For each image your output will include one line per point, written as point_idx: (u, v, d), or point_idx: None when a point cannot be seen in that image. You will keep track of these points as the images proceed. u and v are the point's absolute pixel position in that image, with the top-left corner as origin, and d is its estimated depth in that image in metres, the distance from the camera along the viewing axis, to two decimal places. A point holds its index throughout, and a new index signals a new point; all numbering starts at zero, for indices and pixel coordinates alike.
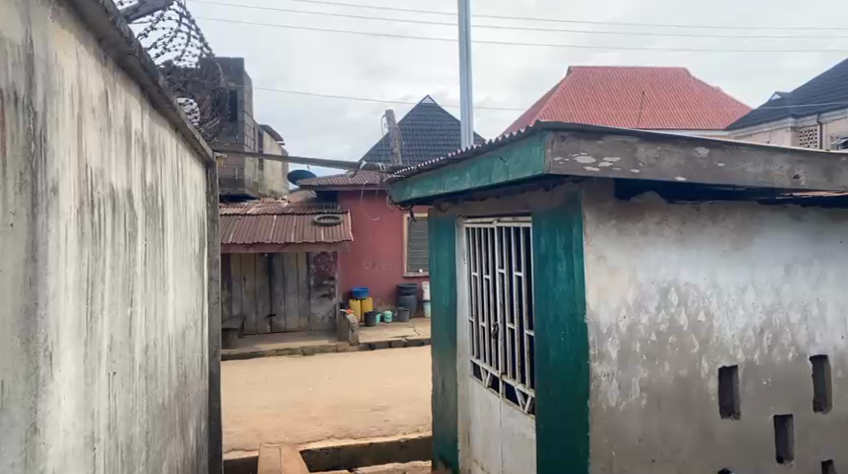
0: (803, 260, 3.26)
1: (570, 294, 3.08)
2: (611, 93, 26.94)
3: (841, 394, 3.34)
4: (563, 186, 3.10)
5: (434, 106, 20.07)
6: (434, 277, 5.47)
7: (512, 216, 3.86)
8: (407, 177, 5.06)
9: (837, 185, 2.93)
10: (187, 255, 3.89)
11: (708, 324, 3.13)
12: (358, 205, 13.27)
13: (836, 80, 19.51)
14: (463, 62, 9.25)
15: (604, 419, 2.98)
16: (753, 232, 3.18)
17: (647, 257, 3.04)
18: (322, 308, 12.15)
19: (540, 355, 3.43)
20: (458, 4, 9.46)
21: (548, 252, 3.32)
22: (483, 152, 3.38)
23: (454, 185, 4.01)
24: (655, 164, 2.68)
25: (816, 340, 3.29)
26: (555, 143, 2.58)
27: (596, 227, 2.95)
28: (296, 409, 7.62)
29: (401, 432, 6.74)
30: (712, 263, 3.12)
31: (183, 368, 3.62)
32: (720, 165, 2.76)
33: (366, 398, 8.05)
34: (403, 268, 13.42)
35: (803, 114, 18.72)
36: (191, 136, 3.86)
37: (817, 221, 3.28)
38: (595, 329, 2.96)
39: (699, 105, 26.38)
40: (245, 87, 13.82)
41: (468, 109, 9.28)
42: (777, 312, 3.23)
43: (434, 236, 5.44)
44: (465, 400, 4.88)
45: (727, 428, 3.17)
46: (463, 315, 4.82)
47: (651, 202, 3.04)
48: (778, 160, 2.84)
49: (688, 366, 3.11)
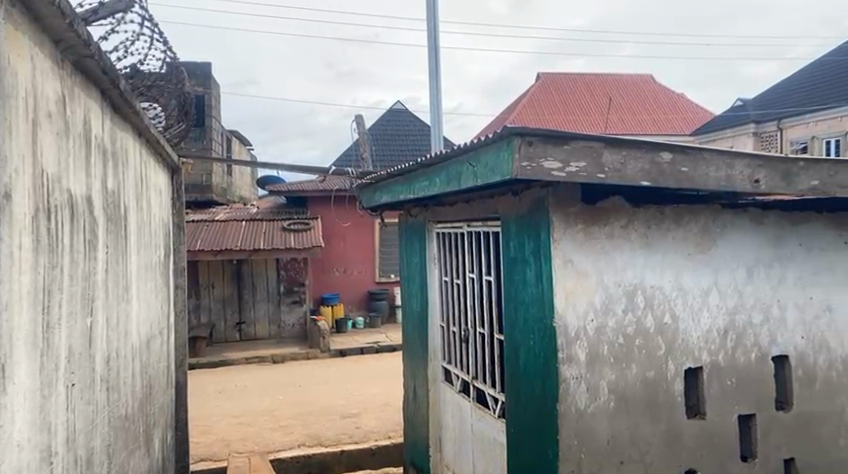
0: (764, 263, 3.33)
1: (538, 297, 3.09)
2: (579, 99, 27.33)
3: (802, 394, 3.40)
4: (531, 191, 3.12)
5: (404, 111, 20.10)
6: (405, 283, 5.45)
7: (481, 220, 3.87)
8: (377, 181, 5.03)
9: (796, 188, 3.00)
10: (152, 262, 3.81)
11: (673, 326, 3.18)
12: (328, 210, 13.18)
13: (793, 86, 20.20)
14: (432, 66, 9.27)
15: (572, 422, 3.00)
16: (716, 235, 3.24)
17: (613, 260, 3.07)
18: (292, 315, 12.04)
19: (509, 359, 3.44)
20: (426, 10, 9.49)
21: (517, 256, 3.33)
22: (452, 156, 3.38)
23: (423, 189, 4.00)
24: (620, 169, 2.72)
25: (777, 341, 3.36)
26: (523, 148, 2.60)
27: (563, 231, 2.98)
28: (266, 418, 7.52)
29: (372, 438, 6.70)
30: (677, 266, 3.17)
31: (148, 378, 3.54)
32: (683, 169, 2.81)
33: (338, 405, 7.99)
34: (375, 274, 13.37)
35: (763, 119, 19.47)
36: (155, 141, 3.80)
37: (776, 224, 3.36)
38: (563, 333, 2.98)
39: (664, 110, 26.95)
40: (212, 91, 13.63)
41: (438, 113, 9.30)
42: (740, 313, 3.29)
43: (404, 241, 5.42)
44: (436, 406, 4.88)
45: (693, 429, 3.22)
46: (435, 320, 4.81)
47: (616, 206, 3.08)
48: (738, 164, 2.90)
49: (655, 368, 3.15)
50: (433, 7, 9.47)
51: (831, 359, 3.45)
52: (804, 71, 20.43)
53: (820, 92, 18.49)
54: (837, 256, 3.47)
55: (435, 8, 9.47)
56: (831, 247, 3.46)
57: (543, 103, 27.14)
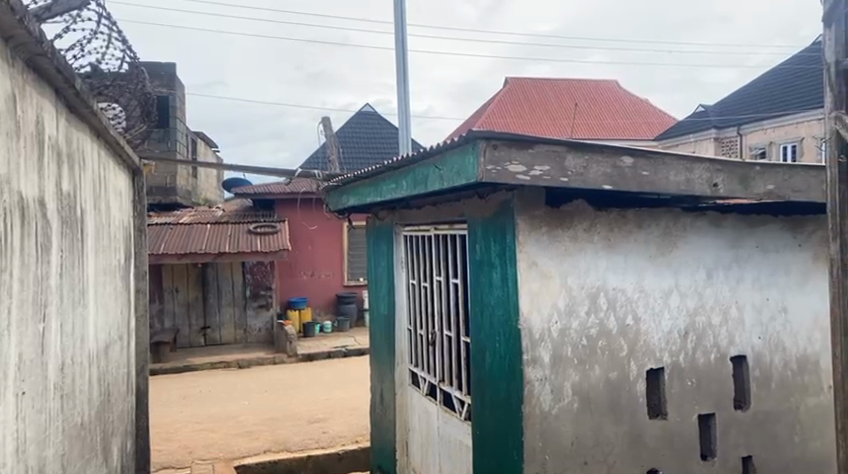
0: (723, 265, 3.41)
1: (504, 299, 3.10)
2: (547, 103, 27.67)
3: (759, 393, 3.48)
4: (497, 194, 3.14)
5: (373, 113, 20.11)
6: (372, 287, 5.43)
7: (448, 223, 3.88)
8: (344, 184, 5.00)
9: (753, 193, 3.07)
10: (111, 266, 3.72)
11: (635, 327, 3.22)
12: (295, 213, 13.07)
13: (753, 91, 20.77)
14: (401, 69, 9.26)
15: (537, 424, 3.01)
16: (677, 238, 3.30)
17: (576, 263, 3.10)
18: (258, 320, 11.88)
19: (475, 361, 3.45)
20: (395, 13, 9.48)
21: (483, 259, 3.34)
22: (418, 159, 3.38)
23: (390, 192, 3.98)
24: (582, 173, 2.75)
25: (736, 341, 3.43)
26: (488, 152, 2.61)
27: (528, 233, 3.00)
28: (231, 424, 7.40)
29: (339, 443, 6.64)
30: (639, 268, 3.22)
31: (106, 385, 3.46)
32: (644, 173, 2.86)
33: (305, 410, 7.91)
34: (343, 277, 13.29)
35: (724, 125, 20.02)
36: (115, 143, 3.72)
37: (735, 228, 3.44)
38: (528, 334, 3.00)
39: (629, 116, 27.43)
40: (177, 92, 13.40)
41: (406, 116, 9.29)
42: (700, 315, 3.36)
43: (372, 244, 5.40)
44: (403, 410, 4.86)
45: (655, 429, 3.27)
46: (402, 323, 4.80)
47: (580, 209, 3.11)
48: (697, 169, 2.96)
49: (618, 369, 3.19)
50: (402, 10, 9.47)
51: (787, 358, 3.54)
52: (763, 78, 21.03)
53: (778, 98, 19.11)
54: (793, 258, 3.56)
55: (404, 11, 9.47)
56: (787, 250, 3.55)
57: (511, 108, 27.40)
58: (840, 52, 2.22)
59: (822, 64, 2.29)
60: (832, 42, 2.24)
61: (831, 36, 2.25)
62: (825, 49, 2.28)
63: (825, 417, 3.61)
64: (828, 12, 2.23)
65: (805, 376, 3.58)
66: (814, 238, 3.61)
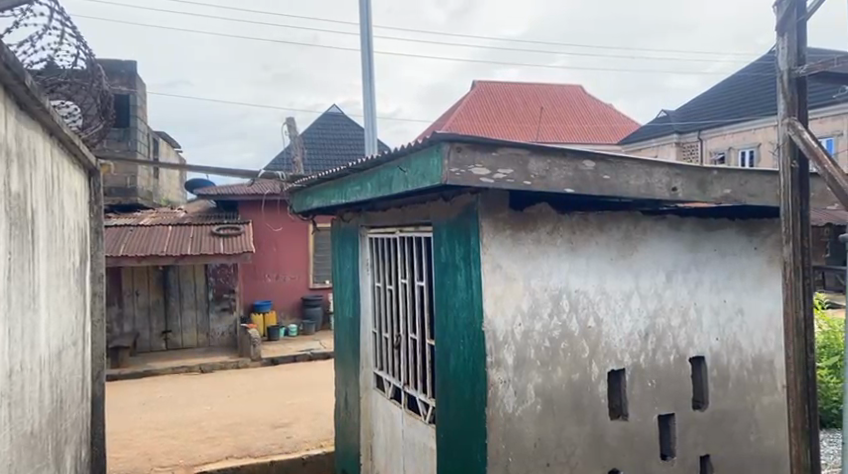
0: (682, 268, 3.47)
1: (468, 302, 3.10)
2: (513, 107, 27.93)
3: (717, 393, 3.55)
4: (461, 197, 3.14)
5: (339, 114, 20.01)
6: (337, 289, 5.39)
7: (413, 226, 3.86)
8: (309, 185, 4.94)
9: (711, 196, 3.14)
10: (65, 269, 3.61)
11: (597, 330, 3.25)
12: (259, 215, 12.90)
13: (712, 98, 21.37)
14: (367, 69, 9.22)
15: (501, 426, 3.02)
16: (637, 241, 3.35)
17: (539, 265, 3.12)
18: (221, 323, 11.69)
19: (440, 364, 3.44)
20: (360, 14, 9.45)
21: (448, 262, 3.33)
22: (383, 161, 3.36)
23: (355, 194, 3.94)
24: (545, 177, 2.77)
25: (694, 342, 3.50)
26: (452, 155, 2.61)
27: (492, 236, 3.01)
28: (193, 430, 7.26)
29: (304, 448, 6.57)
30: (601, 270, 3.26)
31: (58, 391, 3.35)
32: (605, 177, 2.89)
33: (268, 415, 7.79)
34: (308, 280, 13.18)
35: (685, 130, 20.54)
36: (69, 141, 3.61)
37: (694, 231, 3.50)
38: (492, 337, 3.01)
39: (594, 122, 27.86)
40: (137, 90, 13.11)
41: (372, 116, 9.25)
42: (660, 317, 3.41)
43: (336, 246, 5.36)
44: (368, 413, 4.82)
45: (616, 430, 3.31)
46: (367, 326, 4.77)
47: (543, 212, 3.13)
48: (657, 173, 3.00)
49: (580, 370, 3.22)
50: (367, 11, 9.44)
51: (743, 358, 3.63)
52: (722, 84, 21.65)
53: (738, 106, 19.67)
54: (749, 260, 3.65)
55: (369, 13, 9.44)
56: (744, 253, 3.63)
57: (478, 112, 27.56)
58: (792, 61, 2.29)
59: (776, 72, 2.35)
60: (785, 52, 2.31)
61: (784, 45, 2.31)
62: (778, 57, 2.34)
63: (779, 415, 3.70)
64: (780, 22, 2.29)
65: (761, 375, 3.67)
66: (768, 242, 3.70)
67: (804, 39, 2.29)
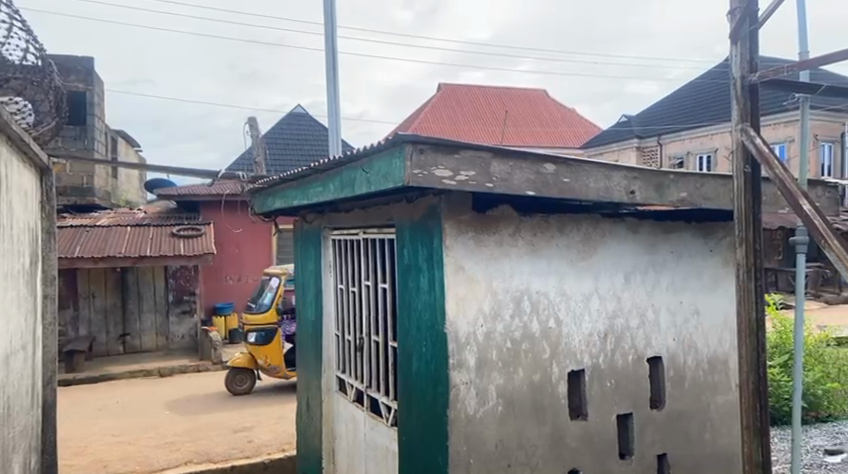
0: (640, 269, 3.53)
1: (431, 303, 3.09)
2: (478, 110, 28.13)
3: (674, 393, 3.62)
4: (424, 198, 3.14)
5: (304, 114, 19.86)
6: (300, 292, 5.33)
7: (377, 227, 3.84)
8: (270, 186, 4.87)
9: (667, 200, 3.20)
10: (14, 271, 3.49)
11: (557, 331, 3.28)
12: (220, 216, 12.69)
13: (672, 103, 21.88)
14: (330, 69, 9.16)
15: (462, 427, 3.02)
16: (597, 243, 3.40)
17: (501, 266, 3.14)
18: (181, 326, 11.45)
19: (403, 367, 3.42)
20: (324, 15, 9.38)
21: (411, 265, 3.32)
22: (345, 162, 3.33)
23: (317, 195, 3.91)
24: (507, 179, 2.78)
25: (652, 343, 3.56)
26: (414, 156, 2.61)
27: (454, 238, 3.01)
28: (151, 435, 7.09)
29: (265, 452, 6.48)
30: (561, 272, 3.30)
31: (5, 398, 3.22)
32: (565, 180, 2.92)
33: (229, 419, 7.66)
34: None
35: (646, 135, 20.97)
36: (19, 138, 3.49)
37: (651, 233, 3.57)
38: (454, 339, 3.00)
39: (558, 125, 28.26)
40: (94, 87, 12.78)
41: (336, 117, 9.19)
42: (618, 318, 3.46)
43: (299, 248, 5.30)
44: (330, 416, 4.78)
45: (577, 430, 3.35)
46: (329, 328, 4.72)
47: (505, 214, 3.15)
48: (616, 177, 3.05)
49: (541, 372, 3.25)
50: (331, 11, 9.38)
51: (699, 358, 3.70)
52: (681, 90, 22.20)
53: (695, 113, 20.33)
54: (705, 262, 3.73)
55: (333, 13, 9.38)
56: (699, 255, 3.71)
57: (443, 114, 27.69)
58: (745, 69, 2.35)
59: (730, 78, 2.41)
60: (738, 59, 2.36)
61: (737, 54, 2.37)
62: (732, 65, 2.40)
63: (734, 414, 3.80)
64: (734, 31, 2.35)
65: (716, 375, 3.75)
66: (723, 244, 3.79)
67: (756, 48, 2.35)
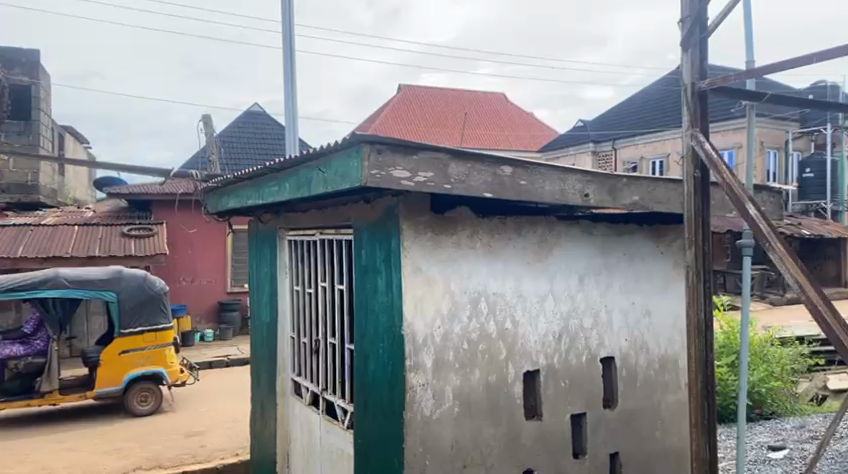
0: (594, 271, 3.59)
1: (388, 305, 3.08)
2: (438, 112, 28.25)
3: (626, 392, 3.69)
4: (382, 199, 3.12)
5: (262, 113, 19.58)
6: (255, 294, 5.23)
7: (334, 228, 3.80)
8: (225, 185, 4.77)
9: (620, 203, 3.26)
10: None
11: (513, 332, 3.31)
12: (172, 216, 12.39)
13: (627, 109, 22.39)
14: (288, 68, 9.06)
15: (418, 429, 3.01)
16: (552, 245, 3.45)
17: (459, 268, 3.15)
18: None
19: (359, 368, 3.39)
20: (282, 13, 9.26)
21: (368, 265, 3.30)
22: (301, 161, 3.29)
23: (272, 195, 3.85)
24: (465, 180, 2.78)
25: (605, 344, 3.63)
26: (372, 157, 2.59)
27: (412, 239, 3.00)
28: (98, 441, 6.87)
29: (218, 456, 6.35)
30: (518, 274, 3.33)
31: None
32: (522, 183, 2.95)
33: (180, 424, 7.48)
34: (226, 283, 12.77)
35: (601, 139, 21.41)
36: None
37: (604, 235, 3.64)
38: (411, 340, 3.00)
39: (516, 129, 28.64)
40: (40, 81, 12.32)
41: (293, 117, 9.09)
42: (572, 319, 3.51)
43: (254, 248, 5.21)
44: (285, 419, 4.71)
45: (531, 431, 3.38)
46: (285, 330, 4.66)
47: (463, 216, 3.16)
48: (571, 180, 3.09)
49: (497, 372, 3.26)
50: (290, 9, 9.27)
51: (650, 358, 3.79)
52: (636, 96, 22.76)
53: (648, 119, 20.87)
54: (656, 264, 3.82)
55: (291, 11, 9.28)
56: (650, 257, 3.80)
57: (403, 115, 27.70)
58: (695, 76, 2.41)
59: (680, 84, 2.47)
60: (688, 67, 2.43)
61: (688, 61, 2.43)
62: (683, 71, 2.46)
63: (682, 412, 3.89)
64: (684, 38, 2.41)
65: (666, 374, 3.84)
66: (673, 247, 3.89)
67: (705, 56, 2.42)
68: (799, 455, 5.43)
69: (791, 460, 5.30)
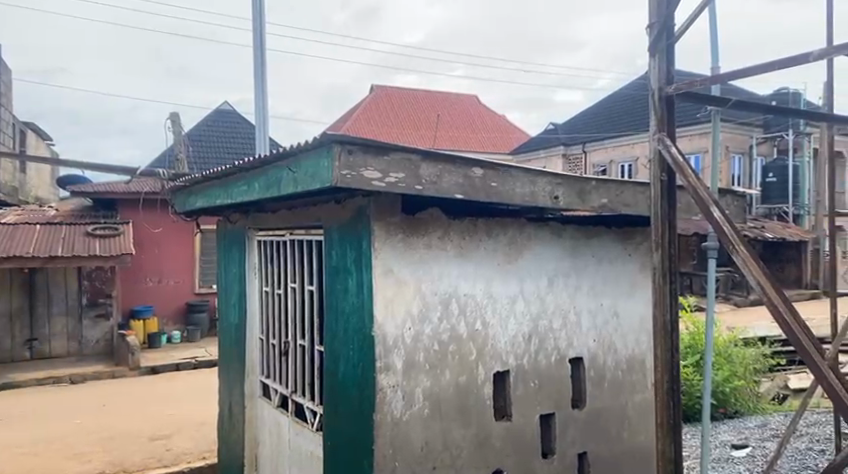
0: (563, 272, 3.63)
1: (358, 306, 3.06)
2: (411, 113, 28.28)
3: (594, 392, 3.74)
4: (352, 200, 3.10)
5: (232, 112, 19.35)
6: (223, 294, 5.16)
7: (304, 229, 3.76)
8: (192, 184, 4.70)
9: (589, 205, 3.30)
10: None
11: (483, 333, 3.32)
12: (138, 216, 12.15)
13: (597, 112, 22.70)
14: (257, 66, 8.96)
15: (388, 431, 3.00)
16: (522, 246, 3.47)
17: (430, 269, 3.15)
18: (95, 331, 10.90)
19: (329, 370, 3.36)
20: (253, 11, 9.17)
21: (338, 266, 3.28)
22: (270, 161, 3.26)
23: (241, 194, 3.80)
24: (436, 182, 2.78)
25: (574, 344, 3.66)
26: (342, 157, 2.57)
27: (383, 240, 2.99)
28: (59, 446, 6.69)
29: (185, 460, 6.24)
30: (488, 276, 3.34)
31: None
32: (494, 185, 2.95)
33: (145, 427, 7.34)
34: (194, 284, 12.57)
35: (571, 143, 21.63)
36: None
37: (574, 237, 3.68)
38: (382, 341, 2.98)
39: (488, 131, 28.83)
40: None
41: (263, 116, 9.00)
42: (542, 320, 3.54)
43: (222, 249, 5.14)
44: (253, 422, 4.66)
45: (501, 431, 3.39)
46: (253, 331, 4.60)
47: (433, 217, 3.16)
48: (541, 182, 3.11)
49: (467, 373, 3.27)
50: (260, 8, 9.18)
51: (617, 358, 3.84)
52: (605, 100, 23.08)
53: (617, 123, 21.17)
54: (623, 266, 3.87)
55: (262, 9, 9.18)
56: (618, 258, 3.85)
57: (376, 115, 27.64)
58: (663, 81, 2.45)
59: (648, 89, 2.50)
60: (656, 71, 2.46)
61: (655, 66, 2.46)
62: (651, 75, 2.49)
63: (648, 412, 3.96)
64: (652, 43, 2.44)
65: (633, 375, 3.90)
66: (640, 249, 3.94)
67: (672, 62, 2.46)
68: (761, 452, 5.56)
69: (753, 458, 5.43)
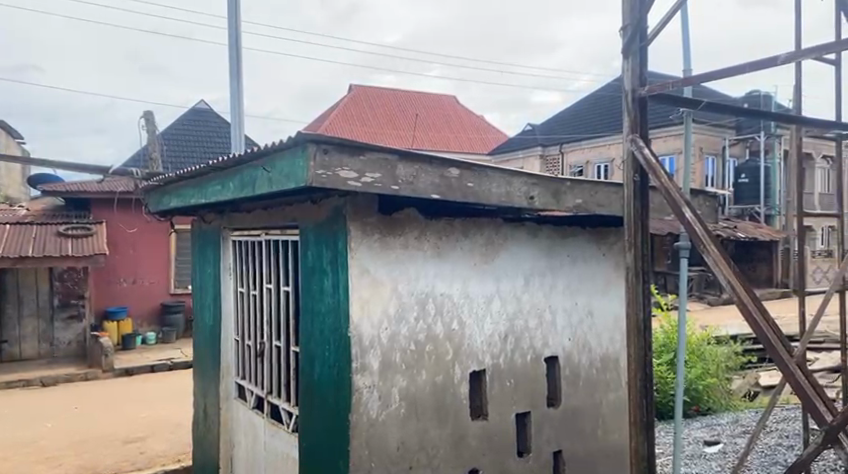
0: (539, 272, 3.65)
1: (334, 306, 3.05)
2: (389, 113, 28.25)
3: (568, 391, 3.77)
4: (328, 201, 3.09)
5: (207, 111, 19.15)
6: (198, 295, 5.11)
7: (279, 228, 3.74)
8: (167, 184, 4.64)
9: (564, 206, 3.33)
10: None
11: (460, 333, 3.33)
12: (112, 215, 11.96)
13: (573, 113, 22.90)
14: (233, 65, 8.88)
15: (364, 431, 3.00)
16: (498, 246, 3.49)
17: (407, 269, 3.15)
18: (67, 332, 10.71)
19: (305, 370, 3.35)
20: (227, 9, 9.08)
21: (314, 267, 3.27)
22: (245, 161, 3.23)
23: (216, 194, 3.76)
24: (412, 182, 2.79)
25: (549, 343, 3.69)
26: (318, 157, 2.56)
27: (359, 240, 2.98)
28: (29, 450, 6.56)
29: (159, 463, 6.16)
30: (465, 276, 3.35)
31: None
32: (470, 185, 2.97)
33: (118, 430, 7.23)
34: (168, 285, 12.41)
35: (549, 143, 21.78)
36: None
37: (549, 236, 3.71)
38: (358, 342, 2.98)
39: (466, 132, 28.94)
40: None
41: (238, 115, 8.93)
42: (518, 319, 3.56)
43: (196, 249, 5.09)
44: (228, 423, 4.62)
45: (477, 430, 3.41)
46: (229, 332, 4.57)
47: (410, 217, 3.16)
48: (517, 183, 3.13)
49: (443, 373, 3.28)
50: (235, 6, 9.10)
51: (592, 357, 3.88)
52: (581, 102, 23.31)
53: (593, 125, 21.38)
54: (598, 265, 3.91)
55: (237, 8, 9.10)
56: (593, 258, 3.89)
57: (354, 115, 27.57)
58: (636, 82, 2.48)
59: (621, 91, 2.53)
60: (629, 73, 2.49)
61: (628, 68, 2.49)
62: (624, 77, 2.52)
63: (621, 410, 4.01)
64: (625, 46, 2.47)
65: (607, 373, 3.94)
66: (614, 249, 3.99)
67: (645, 63, 2.49)
68: (732, 449, 5.66)
69: (725, 454, 5.51)
